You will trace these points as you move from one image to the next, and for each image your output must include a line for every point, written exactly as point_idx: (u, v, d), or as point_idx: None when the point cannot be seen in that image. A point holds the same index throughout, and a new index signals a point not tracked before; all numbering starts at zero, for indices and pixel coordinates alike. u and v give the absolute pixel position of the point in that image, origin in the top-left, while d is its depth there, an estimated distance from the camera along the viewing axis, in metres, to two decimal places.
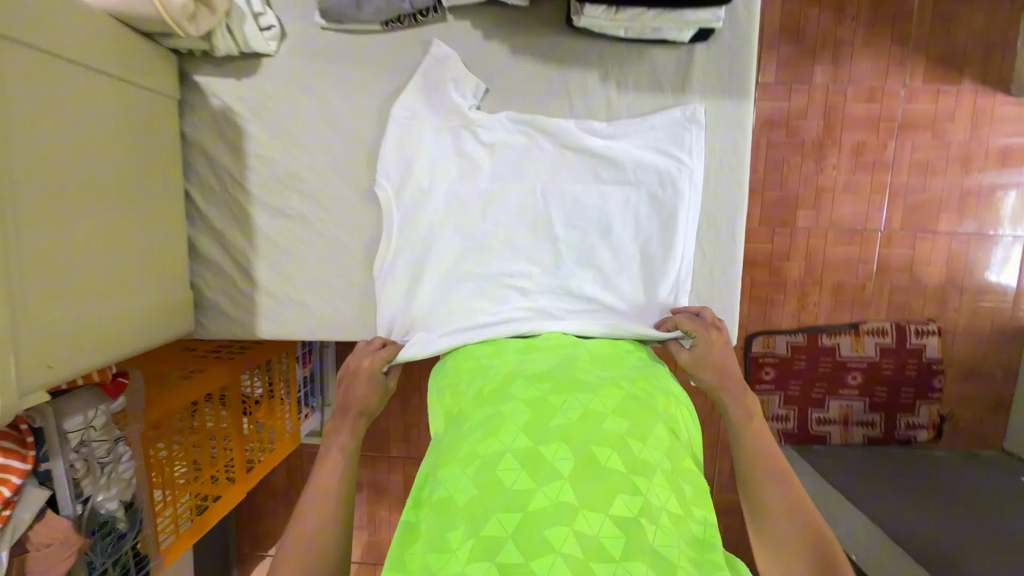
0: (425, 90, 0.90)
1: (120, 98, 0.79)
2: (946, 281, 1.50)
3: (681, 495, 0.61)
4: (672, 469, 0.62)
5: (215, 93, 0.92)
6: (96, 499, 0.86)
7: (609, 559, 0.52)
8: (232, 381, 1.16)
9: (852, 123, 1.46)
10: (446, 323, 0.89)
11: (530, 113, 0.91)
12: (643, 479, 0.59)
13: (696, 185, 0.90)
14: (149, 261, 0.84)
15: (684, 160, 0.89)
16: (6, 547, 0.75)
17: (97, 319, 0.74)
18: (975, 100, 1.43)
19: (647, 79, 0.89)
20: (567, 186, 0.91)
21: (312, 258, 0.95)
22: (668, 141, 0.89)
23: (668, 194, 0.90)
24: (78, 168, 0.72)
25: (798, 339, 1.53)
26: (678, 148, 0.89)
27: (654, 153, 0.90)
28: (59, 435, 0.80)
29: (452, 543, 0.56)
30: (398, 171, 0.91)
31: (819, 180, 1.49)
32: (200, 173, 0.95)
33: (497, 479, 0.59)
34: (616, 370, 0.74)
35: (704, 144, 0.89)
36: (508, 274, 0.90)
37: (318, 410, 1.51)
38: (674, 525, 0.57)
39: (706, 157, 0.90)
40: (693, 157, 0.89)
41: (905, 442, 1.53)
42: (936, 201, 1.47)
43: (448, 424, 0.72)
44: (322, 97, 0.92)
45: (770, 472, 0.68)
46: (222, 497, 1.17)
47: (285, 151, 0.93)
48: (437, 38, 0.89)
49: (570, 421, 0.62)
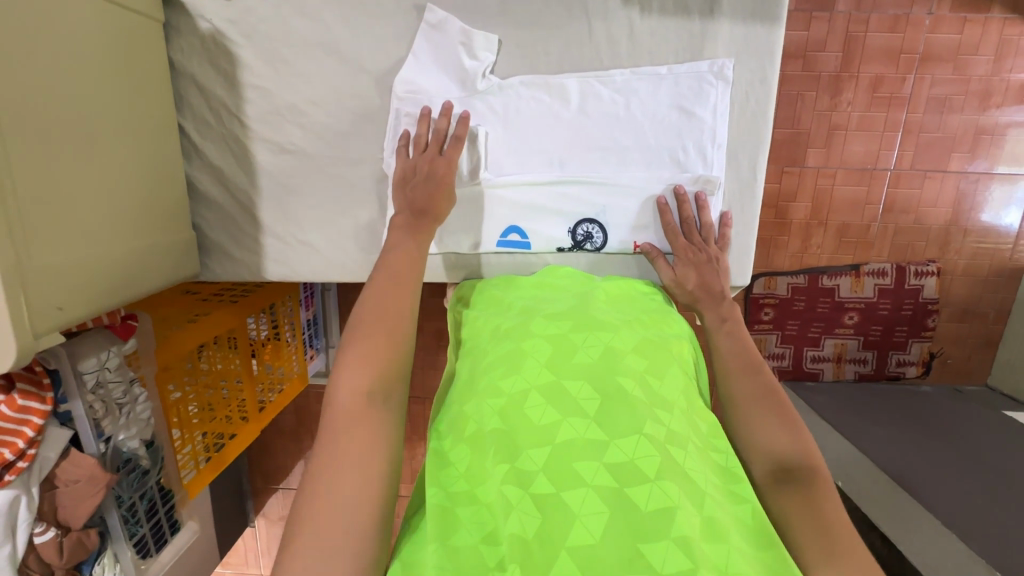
0: (431, 43, 0.82)
1: (99, 21, 0.71)
2: (951, 222, 1.49)
3: (698, 429, 0.64)
4: (688, 406, 0.65)
5: (203, 16, 0.84)
6: (118, 438, 0.87)
7: (641, 479, 0.54)
8: (239, 324, 1.15)
9: (872, 54, 1.39)
10: (487, 215, 0.88)
11: (544, 57, 0.83)
12: (665, 411, 0.61)
13: (720, 146, 0.83)
14: (150, 200, 0.81)
15: (705, 119, 0.82)
16: (37, 483, 0.77)
17: (104, 260, 0.72)
18: (1002, 29, 1.36)
19: (672, 3, 0.80)
20: (584, 138, 0.85)
21: (313, 197, 0.91)
22: (689, 96, 0.82)
23: (692, 157, 0.84)
24: (70, 96, 0.67)
25: (800, 280, 1.55)
26: (700, 106, 0.82)
27: (674, 109, 0.83)
28: (75, 376, 0.80)
29: (484, 469, 0.59)
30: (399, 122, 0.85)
31: (832, 117, 1.44)
32: (194, 106, 0.88)
33: (522, 413, 0.61)
34: (632, 313, 0.77)
35: (729, 100, 0.82)
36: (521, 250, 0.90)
37: (323, 350, 1.54)
38: (698, 454, 0.60)
39: (730, 112, 0.83)
40: (716, 115, 0.82)
41: (894, 377, 1.59)
42: (949, 139, 1.43)
43: (465, 360, 0.74)
44: (322, 19, 0.83)
45: (774, 427, 0.67)
46: (238, 435, 1.20)
47: (282, 80, 0.86)
48: (432, 2, 0.81)
49: (590, 360, 0.65)
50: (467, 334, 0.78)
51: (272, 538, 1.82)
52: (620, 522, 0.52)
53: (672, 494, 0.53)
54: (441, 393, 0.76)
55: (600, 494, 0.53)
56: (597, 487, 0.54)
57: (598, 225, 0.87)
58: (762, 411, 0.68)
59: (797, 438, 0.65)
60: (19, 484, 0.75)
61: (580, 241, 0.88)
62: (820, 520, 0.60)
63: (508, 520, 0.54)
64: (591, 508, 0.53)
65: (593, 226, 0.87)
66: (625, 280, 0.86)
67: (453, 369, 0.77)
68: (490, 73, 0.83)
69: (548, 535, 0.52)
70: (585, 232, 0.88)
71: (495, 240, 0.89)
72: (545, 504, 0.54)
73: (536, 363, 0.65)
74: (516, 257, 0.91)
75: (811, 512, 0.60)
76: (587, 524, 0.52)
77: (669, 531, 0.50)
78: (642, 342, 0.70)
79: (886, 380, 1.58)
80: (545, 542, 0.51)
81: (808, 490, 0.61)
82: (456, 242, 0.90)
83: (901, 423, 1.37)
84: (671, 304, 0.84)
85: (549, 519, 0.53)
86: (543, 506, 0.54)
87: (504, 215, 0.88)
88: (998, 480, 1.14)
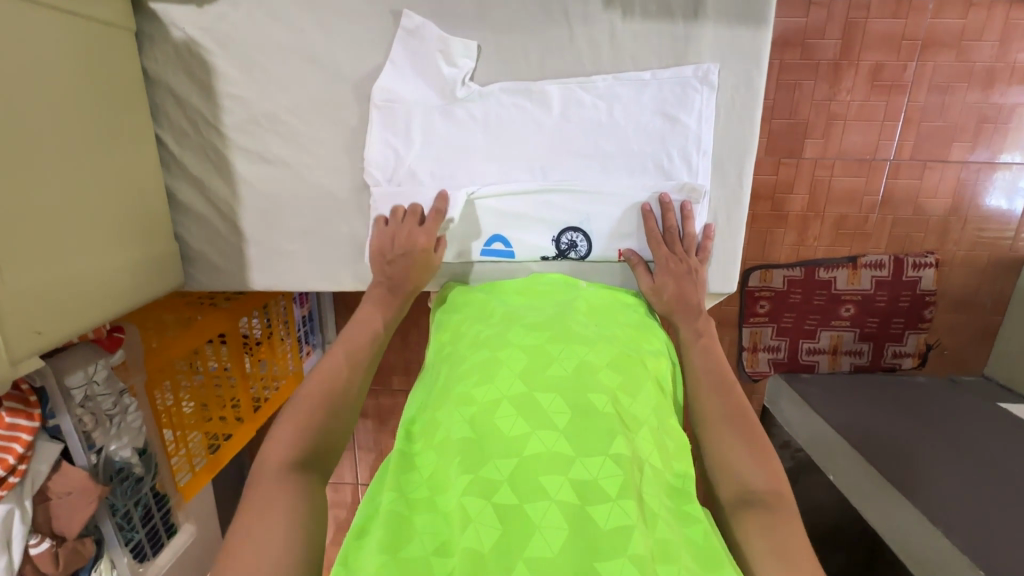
0: (409, 51, 0.80)
1: (65, 33, 0.69)
2: (950, 212, 1.47)
3: (663, 448, 0.65)
4: (657, 424, 0.67)
5: (176, 24, 0.82)
6: (110, 448, 0.89)
7: (604, 497, 0.55)
8: (232, 328, 1.16)
9: (872, 41, 1.35)
10: (471, 221, 0.87)
11: (526, 65, 0.81)
12: (632, 431, 0.63)
13: (705, 152, 0.82)
14: (131, 214, 0.81)
15: (690, 127, 0.81)
16: (29, 496, 0.78)
17: (84, 279, 0.72)
18: (1008, 13, 1.32)
19: (656, 5, 0.77)
20: (567, 146, 0.83)
21: (295, 207, 0.90)
22: (673, 102, 0.80)
23: (677, 165, 0.82)
24: (43, 114, 0.67)
25: (796, 273, 1.54)
26: (684, 113, 0.80)
27: (658, 116, 0.81)
28: (62, 391, 0.81)
29: (448, 478, 0.59)
30: (377, 126, 0.84)
31: (831, 107, 1.41)
32: (171, 116, 0.87)
33: (493, 423, 0.62)
34: (609, 326, 0.77)
35: (715, 106, 0.80)
36: (504, 260, 0.89)
37: (319, 346, 1.54)
38: (654, 476, 0.62)
39: (716, 118, 0.81)
40: (701, 121, 0.80)
41: (890, 369, 1.59)
42: (951, 127, 1.40)
43: (442, 364, 0.74)
44: (297, 25, 0.81)
45: (744, 446, 0.68)
46: (234, 436, 1.20)
47: (259, 90, 0.85)
48: (409, 7, 0.79)
49: (564, 374, 0.66)
50: (447, 339, 0.79)
51: None
52: (578, 539, 0.52)
53: (632, 513, 0.54)
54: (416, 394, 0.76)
55: (561, 509, 0.54)
56: (560, 501, 0.55)
57: (583, 233, 0.86)
58: (730, 430, 0.70)
59: (764, 459, 0.67)
60: (12, 497, 0.76)
61: (565, 249, 0.88)
62: (781, 537, 0.60)
63: (466, 532, 0.54)
64: (552, 522, 0.53)
65: (577, 235, 0.86)
66: (608, 290, 0.86)
67: (427, 372, 0.77)
68: (470, 80, 0.81)
69: (506, 547, 0.52)
70: (570, 240, 0.87)
71: (479, 249, 0.88)
72: (506, 517, 0.54)
73: (510, 373, 0.66)
74: (500, 265, 0.90)
75: (773, 529, 0.61)
76: (546, 538, 0.52)
77: (626, 551, 0.51)
78: (617, 357, 0.71)
79: (882, 371, 1.57)
80: (503, 555, 0.51)
81: (770, 509, 0.63)
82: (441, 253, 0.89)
83: (894, 414, 1.37)
84: (651, 315, 0.85)
85: (510, 531, 0.53)
86: (505, 518, 0.54)
87: (485, 222, 0.87)
88: (988, 475, 1.14)
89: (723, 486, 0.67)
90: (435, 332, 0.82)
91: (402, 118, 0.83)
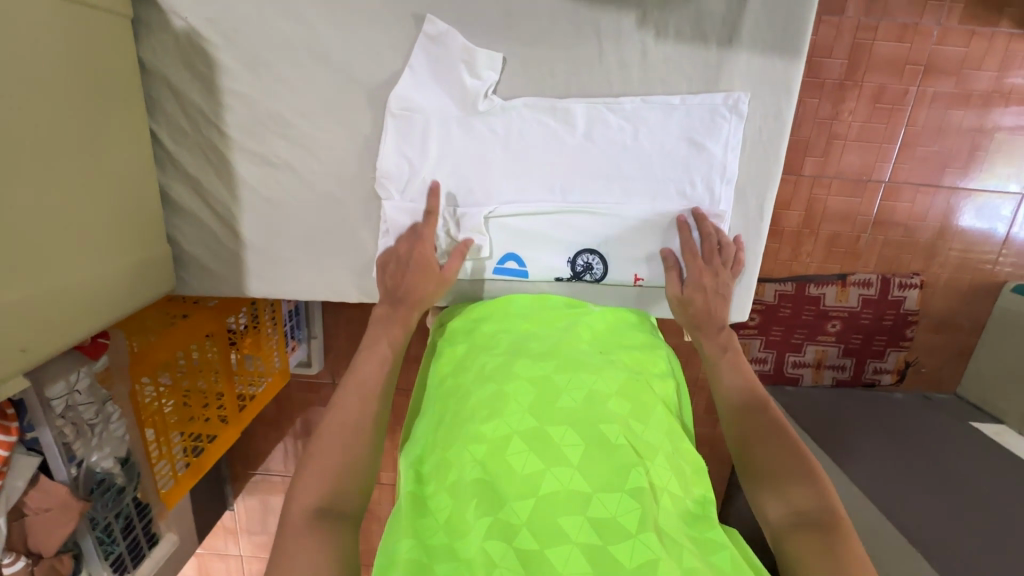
0: (430, 59, 0.76)
1: (55, 19, 0.63)
2: (938, 236, 1.50)
3: (681, 476, 0.64)
4: (672, 451, 0.65)
5: (177, 13, 0.76)
6: (91, 460, 0.84)
7: (624, 533, 0.54)
8: (219, 327, 1.10)
9: (877, 63, 1.36)
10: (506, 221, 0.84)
11: (552, 84, 0.78)
12: (647, 459, 0.61)
13: (729, 181, 0.81)
14: (122, 215, 0.75)
15: (716, 155, 0.79)
16: (4, 513, 0.73)
17: (72, 287, 0.67)
18: (1008, 44, 1.34)
19: (690, 29, 0.75)
20: (589, 167, 0.80)
21: (298, 213, 0.86)
22: (701, 129, 0.78)
23: (700, 192, 0.81)
24: (28, 107, 0.61)
25: (787, 287, 1.55)
26: (711, 141, 0.79)
27: (684, 142, 0.79)
28: (42, 403, 0.76)
29: (464, 521, 0.57)
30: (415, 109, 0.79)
31: (832, 126, 1.41)
32: (167, 111, 0.81)
33: (505, 462, 0.60)
34: (620, 352, 0.76)
35: (741, 135, 0.79)
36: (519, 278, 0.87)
37: (305, 341, 1.49)
38: (671, 505, 0.60)
39: (742, 147, 0.80)
40: (727, 150, 0.79)
41: (870, 384, 1.63)
42: (945, 153, 1.42)
43: (442, 403, 0.72)
44: (310, 22, 0.76)
45: (788, 461, 0.66)
46: (217, 438, 1.16)
47: (266, 89, 0.79)
48: (432, 12, 0.75)
49: (574, 405, 0.65)
50: (449, 371, 0.76)
51: (250, 523, 1.82)
52: None
53: (654, 547, 0.53)
54: (421, 426, 0.73)
55: (583, 552, 0.53)
56: (580, 543, 0.54)
57: (599, 256, 0.85)
58: (772, 445, 0.68)
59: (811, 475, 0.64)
60: None
61: (580, 271, 0.86)
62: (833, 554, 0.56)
63: None
64: (575, 566, 0.52)
65: (594, 257, 0.85)
66: (614, 308, 0.85)
67: (428, 407, 0.75)
68: (492, 93, 0.78)
69: None
70: (585, 262, 0.85)
71: (492, 267, 0.86)
72: (528, 561, 0.52)
73: (519, 408, 0.65)
74: (513, 284, 0.88)
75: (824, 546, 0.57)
76: None
77: None
78: (627, 384, 0.69)
79: (862, 387, 1.61)
80: None
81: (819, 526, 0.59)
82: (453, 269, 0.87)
83: (874, 429, 1.40)
84: (660, 339, 0.84)
85: None
86: (527, 562, 0.52)
87: (518, 224, 0.84)
88: (963, 495, 1.17)
89: (768, 504, 0.64)
90: (439, 359, 0.80)
91: (420, 125, 0.79)
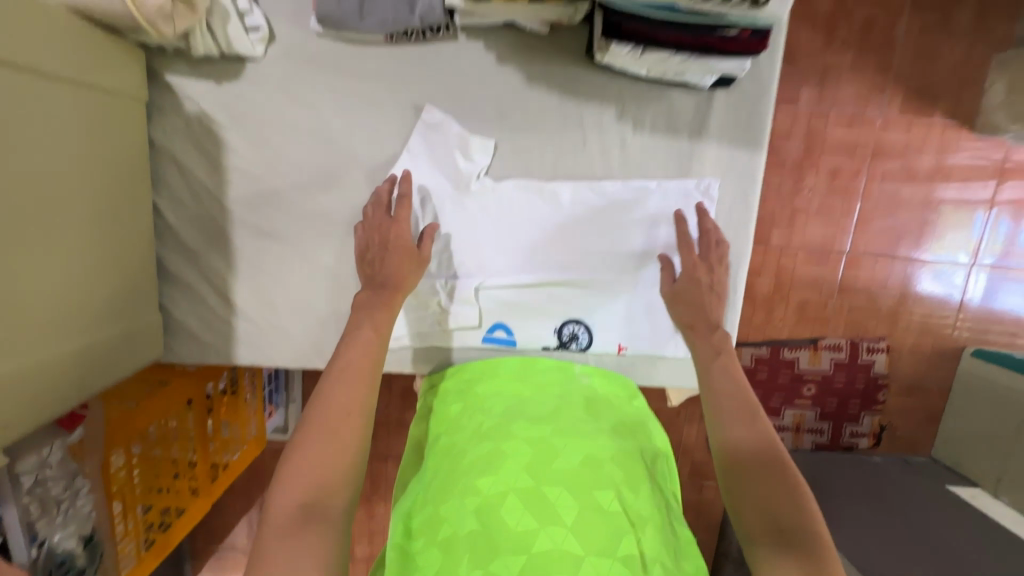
0: (427, 143, 0.82)
1: (77, 106, 0.67)
2: (899, 303, 1.58)
3: (671, 547, 0.63)
4: (663, 521, 0.65)
5: (191, 98, 0.81)
6: (53, 539, 0.84)
7: None
8: (197, 394, 1.07)
9: (830, 147, 1.50)
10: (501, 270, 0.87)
11: (540, 169, 0.84)
12: (639, 528, 0.61)
13: None
14: (120, 285, 0.77)
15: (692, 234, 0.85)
16: None
17: (65, 361, 0.68)
18: (944, 132, 1.48)
19: (664, 123, 0.83)
20: (575, 243, 0.86)
21: (291, 283, 0.88)
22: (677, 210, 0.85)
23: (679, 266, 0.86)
24: (45, 188, 0.63)
25: (762, 351, 1.60)
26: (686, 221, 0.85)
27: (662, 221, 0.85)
28: (11, 479, 0.77)
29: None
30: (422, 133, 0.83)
31: (794, 200, 1.53)
32: (171, 185, 0.84)
33: (500, 518, 0.59)
34: (610, 419, 0.77)
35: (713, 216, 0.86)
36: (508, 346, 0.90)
37: (281, 406, 1.41)
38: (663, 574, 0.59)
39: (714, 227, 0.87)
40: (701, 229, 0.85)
41: (848, 448, 1.65)
42: (898, 227, 1.54)
43: (439, 459, 0.72)
44: (315, 108, 0.82)
45: (780, 496, 0.62)
46: (187, 511, 1.09)
47: (270, 167, 0.84)
48: (431, 102, 0.82)
49: (571, 467, 0.65)
50: (445, 431, 0.77)
51: None
52: None
53: None
54: (411, 490, 0.73)
55: None
56: None
57: (585, 325, 0.89)
58: (765, 478, 0.64)
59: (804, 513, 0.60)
60: None
61: (566, 340, 0.90)
62: None
63: None
64: None
65: (579, 327, 0.89)
66: (601, 374, 0.87)
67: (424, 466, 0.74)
68: (483, 175, 0.84)
69: None
70: (571, 332, 0.89)
71: (481, 337, 0.89)
72: None
73: (516, 466, 0.65)
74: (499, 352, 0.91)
75: None
76: None
77: None
78: (619, 452, 0.70)
79: (841, 451, 1.64)
80: None
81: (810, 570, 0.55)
82: (443, 338, 0.90)
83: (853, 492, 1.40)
84: (647, 409, 0.85)
85: None
86: None
87: (512, 272, 0.87)
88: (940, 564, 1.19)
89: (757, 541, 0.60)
90: (434, 419, 0.81)
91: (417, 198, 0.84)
